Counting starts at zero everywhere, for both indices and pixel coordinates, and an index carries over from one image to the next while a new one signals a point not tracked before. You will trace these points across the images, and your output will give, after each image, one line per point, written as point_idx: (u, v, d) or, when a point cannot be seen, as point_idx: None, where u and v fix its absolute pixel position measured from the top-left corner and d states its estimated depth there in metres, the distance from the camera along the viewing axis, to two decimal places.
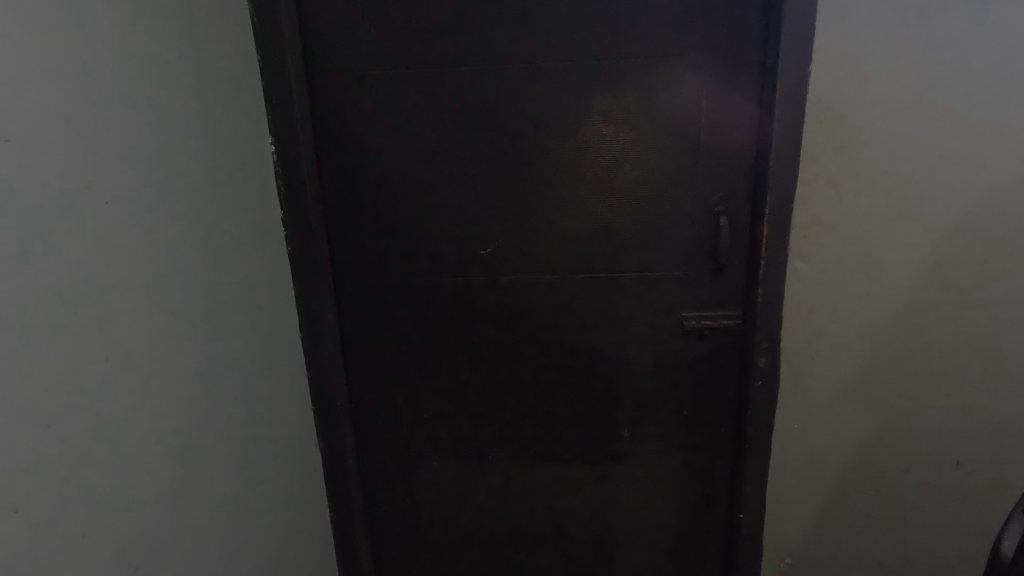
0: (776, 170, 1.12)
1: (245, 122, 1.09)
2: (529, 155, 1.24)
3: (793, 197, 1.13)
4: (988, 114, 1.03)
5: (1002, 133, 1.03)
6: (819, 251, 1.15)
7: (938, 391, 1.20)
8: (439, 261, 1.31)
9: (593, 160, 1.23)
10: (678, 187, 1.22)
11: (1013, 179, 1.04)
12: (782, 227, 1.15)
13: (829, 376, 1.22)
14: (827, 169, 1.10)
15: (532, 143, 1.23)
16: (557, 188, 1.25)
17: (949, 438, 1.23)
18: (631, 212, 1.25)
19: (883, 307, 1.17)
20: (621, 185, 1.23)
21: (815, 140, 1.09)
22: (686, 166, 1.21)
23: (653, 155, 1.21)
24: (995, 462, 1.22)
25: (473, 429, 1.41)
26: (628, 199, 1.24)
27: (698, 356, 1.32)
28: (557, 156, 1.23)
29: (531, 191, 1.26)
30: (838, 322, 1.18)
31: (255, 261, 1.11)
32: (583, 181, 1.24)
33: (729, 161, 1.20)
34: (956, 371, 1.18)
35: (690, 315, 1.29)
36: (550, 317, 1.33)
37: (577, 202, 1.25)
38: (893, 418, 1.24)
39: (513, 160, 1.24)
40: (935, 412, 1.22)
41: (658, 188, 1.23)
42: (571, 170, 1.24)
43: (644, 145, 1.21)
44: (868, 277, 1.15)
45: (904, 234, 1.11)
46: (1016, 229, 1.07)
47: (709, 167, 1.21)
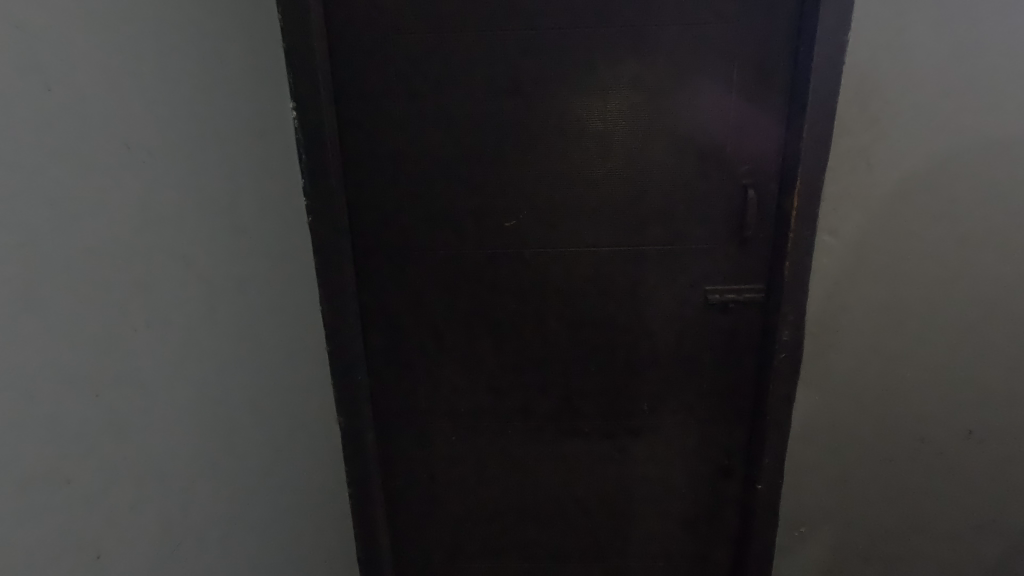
0: (808, 141, 1.12)
1: (268, 85, 1.05)
2: (557, 124, 1.21)
3: (824, 169, 1.13)
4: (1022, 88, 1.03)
5: None
6: (847, 225, 1.15)
7: (954, 365, 1.23)
8: (461, 233, 1.29)
9: (622, 130, 1.21)
10: (707, 159, 1.21)
11: None
12: (812, 199, 1.15)
13: (851, 349, 1.24)
14: (860, 140, 1.10)
15: (560, 112, 1.20)
16: (584, 159, 1.23)
17: (963, 409, 1.26)
18: (659, 183, 1.23)
19: (907, 281, 1.18)
20: (649, 156, 1.22)
21: (850, 111, 1.08)
22: (715, 138, 1.20)
23: (682, 126, 1.20)
24: (1005, 430, 1.26)
25: (492, 403, 1.41)
26: (655, 170, 1.23)
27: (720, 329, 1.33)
28: (585, 126, 1.21)
29: (557, 161, 1.24)
30: (863, 295, 1.19)
31: (278, 232, 1.08)
32: (610, 152, 1.22)
33: (759, 133, 1.19)
34: (974, 345, 1.21)
35: (714, 288, 1.29)
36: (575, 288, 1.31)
37: (603, 173, 1.24)
38: (909, 390, 1.26)
39: (540, 130, 1.22)
40: (951, 385, 1.25)
41: (686, 160, 1.22)
42: (599, 140, 1.22)
43: (673, 115, 1.19)
44: (895, 251, 1.16)
45: (933, 208, 1.12)
46: None
47: (739, 140, 1.20)
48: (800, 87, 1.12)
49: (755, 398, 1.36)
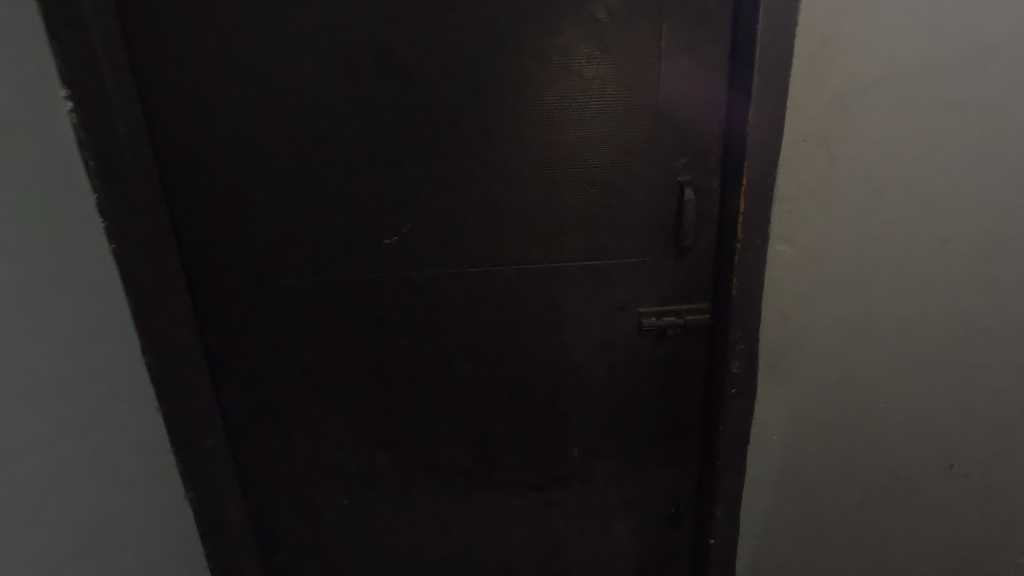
0: (755, 126, 0.87)
1: (9, 60, 0.73)
2: (439, 110, 0.94)
3: (776, 161, 0.88)
4: (1007, 54, 0.83)
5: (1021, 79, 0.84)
6: (806, 231, 0.92)
7: (933, 390, 1.03)
8: (330, 254, 1.01)
9: (524, 118, 0.94)
10: (635, 152, 0.96)
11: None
12: (763, 199, 0.90)
13: (813, 378, 1.02)
14: (820, 124, 0.86)
15: (442, 95, 0.93)
16: (476, 155, 0.96)
17: (945, 440, 1.06)
18: (573, 184, 0.98)
19: (876, 295, 0.96)
20: (558, 150, 0.96)
21: (807, 86, 0.84)
22: (641, 125, 0.95)
23: (601, 112, 0.94)
24: (993, 464, 1.06)
25: (390, 458, 1.15)
26: (568, 167, 0.97)
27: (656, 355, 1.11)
28: (477, 113, 0.94)
29: (443, 159, 0.96)
30: (826, 314, 0.97)
31: (43, 266, 0.76)
32: (508, 146, 0.96)
33: (694, 118, 0.94)
34: (953, 366, 1.01)
35: (649, 311, 1.05)
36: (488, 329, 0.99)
37: (503, 173, 0.97)
38: (880, 423, 1.06)
39: (418, 119, 0.94)
40: (930, 412, 1.05)
41: (609, 153, 0.96)
42: (495, 132, 0.95)
43: (591, 97, 0.94)
44: (862, 260, 0.94)
45: (904, 206, 0.91)
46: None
47: (672, 127, 0.95)
48: (743, 58, 0.87)
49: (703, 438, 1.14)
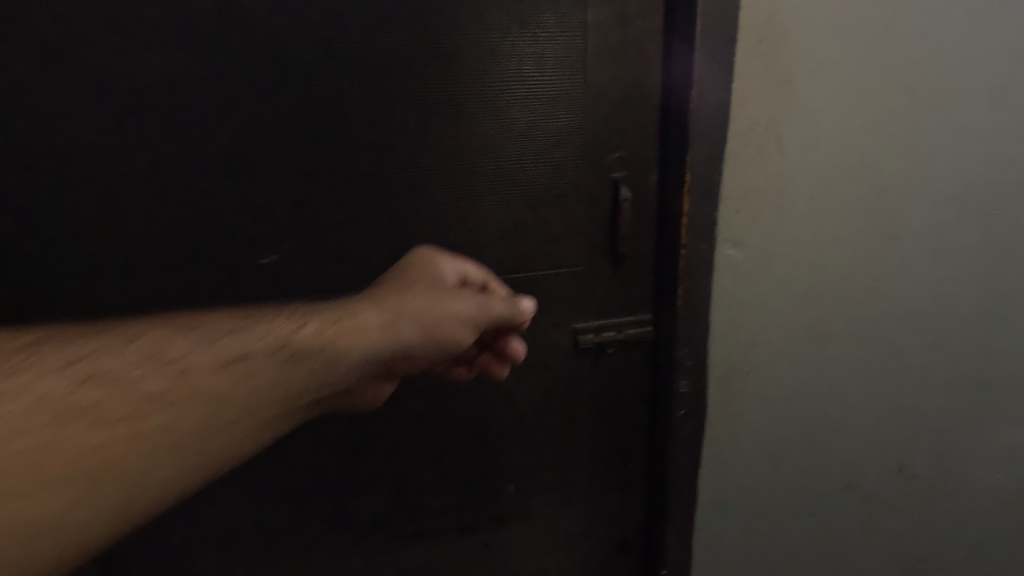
0: (699, 113, 0.74)
1: None
2: (318, 97, 0.74)
3: (723, 154, 0.76)
4: (955, 33, 0.76)
5: (971, 60, 0.77)
6: (755, 232, 0.81)
7: (882, 392, 0.97)
8: (178, 285, 0.78)
9: (428, 106, 0.77)
10: (563, 145, 0.82)
11: (977, 120, 0.80)
12: (710, 198, 0.78)
13: (765, 392, 0.93)
14: (770, 109, 0.75)
15: (320, 77, 0.73)
16: (372, 152, 0.77)
17: (893, 442, 1.01)
18: (491, 184, 0.82)
19: (828, 297, 0.88)
20: (471, 143, 0.80)
21: (755, 65, 0.72)
22: (567, 114, 0.80)
23: (519, 98, 0.79)
24: (938, 461, 1.03)
25: (290, 516, 0.96)
26: (484, 165, 0.81)
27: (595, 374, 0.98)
28: (367, 100, 0.75)
29: (328, 158, 0.76)
30: (777, 322, 0.88)
31: None
32: (410, 141, 0.78)
33: (628, 104, 0.81)
34: (901, 365, 0.96)
35: (587, 327, 0.91)
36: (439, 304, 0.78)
37: (406, 173, 0.79)
38: (832, 431, 0.99)
39: (290, 107, 0.73)
40: (879, 415, 0.99)
41: (533, 146, 0.81)
42: (392, 123, 0.77)
43: (508, 79, 0.78)
44: (814, 261, 0.85)
45: (856, 201, 0.83)
46: (976, 185, 0.84)
47: (603, 116, 0.81)
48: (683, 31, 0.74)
49: (649, 463, 1.02)
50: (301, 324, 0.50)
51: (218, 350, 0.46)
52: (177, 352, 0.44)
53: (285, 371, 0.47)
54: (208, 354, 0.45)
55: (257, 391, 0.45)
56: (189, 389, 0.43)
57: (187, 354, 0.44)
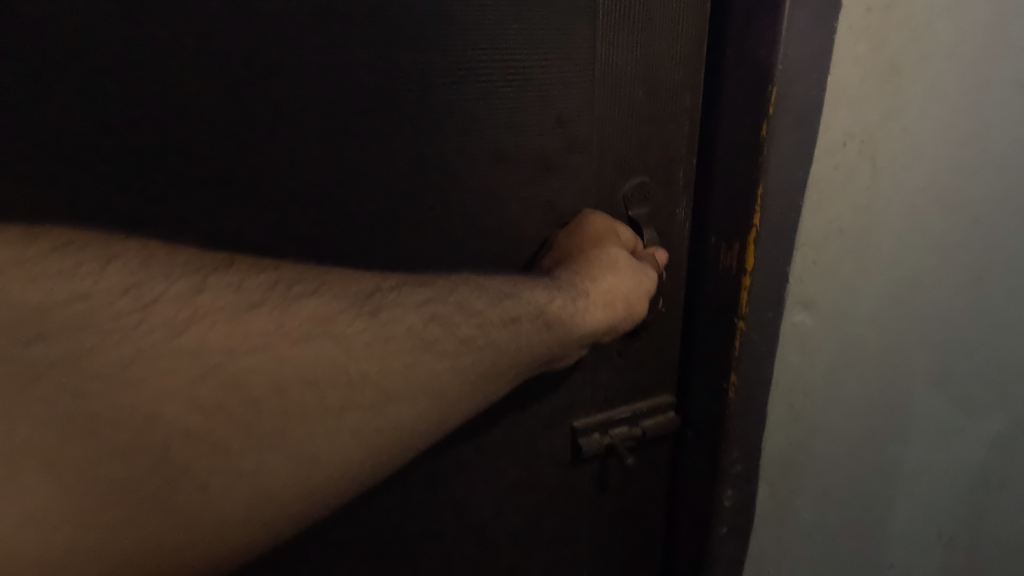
0: (782, 121, 0.47)
1: None
2: (110, 97, 0.39)
3: (806, 182, 0.50)
4: None
5: None
6: (830, 289, 0.57)
7: (951, 470, 0.75)
8: None
9: (333, 109, 0.43)
10: (560, 163, 0.51)
11: None
12: (785, 245, 0.52)
13: (823, 490, 0.69)
14: (869, 113, 0.50)
15: (114, 60, 0.38)
16: (235, 197, 0.43)
17: (954, 523, 0.79)
18: (450, 236, 0.50)
19: (904, 366, 0.66)
20: (414, 171, 0.47)
21: (858, 48, 0.47)
22: (569, 120, 0.50)
23: (496, 93, 0.47)
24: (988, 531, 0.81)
25: None
26: (439, 206, 0.49)
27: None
28: (213, 101, 0.41)
29: (150, 219, 0.42)
30: (844, 401, 0.65)
31: None
32: (304, 172, 0.44)
33: (656, 105, 0.52)
34: (975, 440, 0.75)
35: (590, 425, 0.62)
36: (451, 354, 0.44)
37: (297, 228, 0.45)
38: (893, 524, 0.75)
39: (72, 120, 0.38)
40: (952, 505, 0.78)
41: (514, 164, 0.50)
42: (267, 140, 0.43)
43: (472, 50, 0.45)
44: (893, 317, 0.62)
45: (951, 235, 0.60)
46: None
47: (621, 123, 0.52)
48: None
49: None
50: (564, 292, 0.50)
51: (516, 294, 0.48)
52: (472, 313, 0.46)
53: (550, 335, 0.49)
54: (498, 311, 0.47)
55: (531, 350, 0.48)
56: (484, 341, 0.46)
57: (509, 312, 0.47)
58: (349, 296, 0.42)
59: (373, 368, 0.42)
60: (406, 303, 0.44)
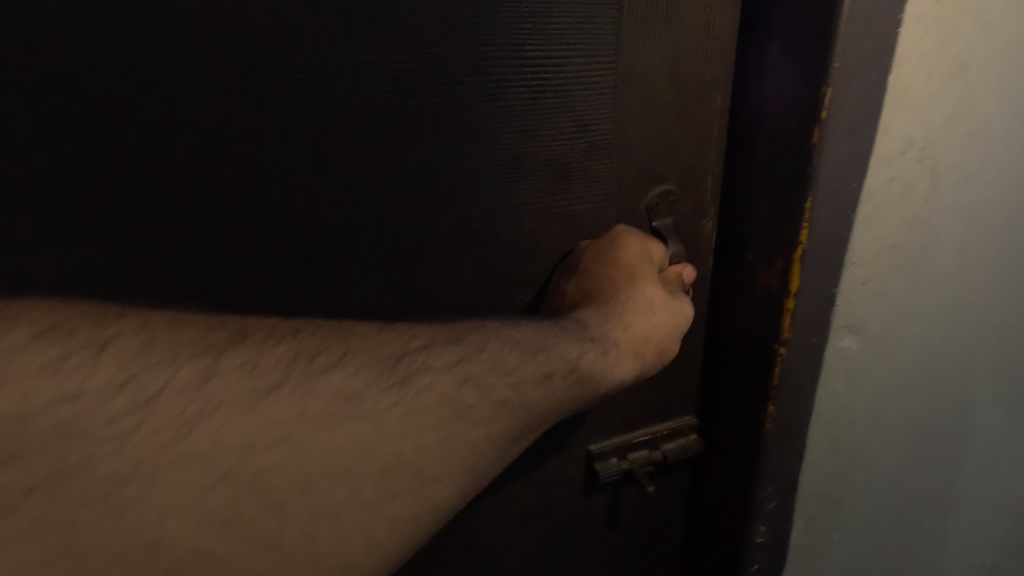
0: (837, 126, 0.42)
1: None
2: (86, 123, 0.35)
3: (859, 195, 0.45)
4: None
5: None
6: (880, 311, 0.52)
7: (1000, 506, 0.69)
8: None
9: (321, 116, 0.38)
10: (578, 173, 0.46)
11: None
12: (834, 263, 0.47)
13: (861, 525, 0.64)
14: (932, 115, 0.45)
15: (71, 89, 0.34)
16: (224, 230, 0.39)
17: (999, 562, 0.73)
18: (460, 250, 0.45)
19: (955, 393, 0.60)
20: (418, 181, 0.42)
21: (924, 43, 0.42)
22: (587, 123, 0.45)
23: (518, 95, 0.42)
24: None
25: None
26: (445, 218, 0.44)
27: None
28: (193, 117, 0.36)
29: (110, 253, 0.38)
30: (888, 431, 0.59)
31: None
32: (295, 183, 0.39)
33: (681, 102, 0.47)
34: None
35: (608, 449, 0.57)
36: (490, 403, 0.40)
37: (290, 248, 0.41)
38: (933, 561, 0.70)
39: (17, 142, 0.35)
40: (1004, 539, 0.71)
41: (529, 175, 0.45)
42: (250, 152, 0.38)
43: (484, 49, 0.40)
44: (946, 341, 0.56)
45: (1015, 253, 0.54)
46: None
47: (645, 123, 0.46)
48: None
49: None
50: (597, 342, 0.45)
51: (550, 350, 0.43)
52: (505, 382, 0.40)
53: (581, 393, 0.44)
54: (533, 367, 0.42)
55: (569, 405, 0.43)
56: (518, 403, 0.41)
57: (543, 371, 0.42)
58: (376, 365, 0.36)
59: (407, 446, 0.36)
60: (436, 368, 0.38)
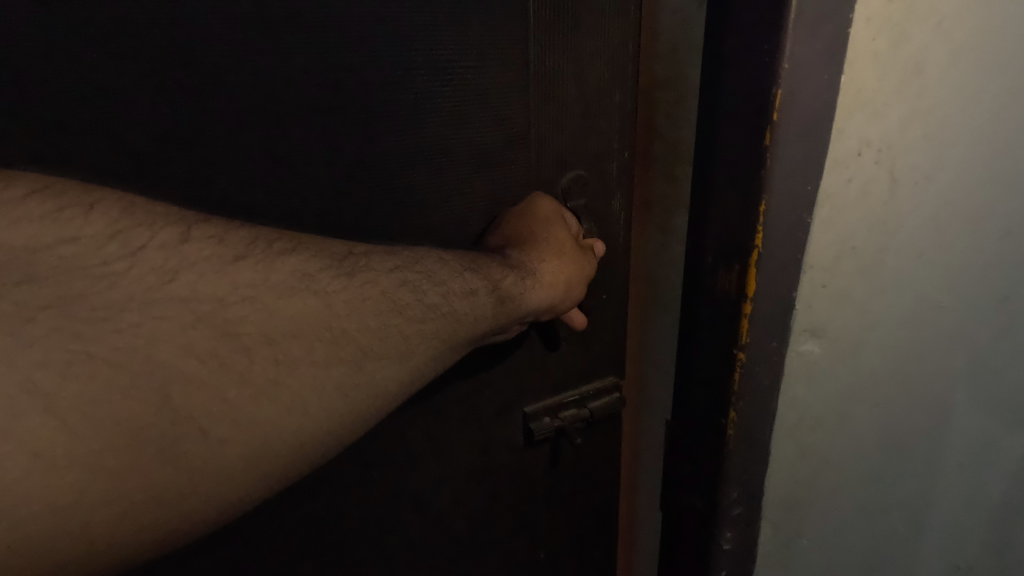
0: (789, 128, 0.41)
1: None
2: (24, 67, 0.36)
3: (815, 197, 0.44)
4: None
5: None
6: (842, 314, 0.51)
7: (976, 509, 0.68)
8: None
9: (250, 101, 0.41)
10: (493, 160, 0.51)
11: None
12: (791, 268, 0.46)
13: (833, 528, 0.63)
14: (889, 117, 0.44)
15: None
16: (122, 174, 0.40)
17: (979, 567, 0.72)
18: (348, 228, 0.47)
19: (925, 395, 0.59)
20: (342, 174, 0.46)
21: (878, 42, 0.41)
22: (511, 121, 0.51)
23: (425, 82, 0.46)
24: None
25: None
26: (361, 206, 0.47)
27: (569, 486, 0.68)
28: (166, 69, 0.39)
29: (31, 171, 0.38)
30: (856, 435, 0.58)
31: None
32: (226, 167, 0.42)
33: (592, 115, 0.53)
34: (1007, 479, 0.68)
35: (540, 409, 0.61)
36: None
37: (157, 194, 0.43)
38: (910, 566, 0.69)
39: None
40: (981, 543, 0.70)
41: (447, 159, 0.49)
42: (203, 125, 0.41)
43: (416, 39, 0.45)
44: (913, 344, 0.56)
45: (981, 254, 0.54)
46: None
47: (565, 128, 0.53)
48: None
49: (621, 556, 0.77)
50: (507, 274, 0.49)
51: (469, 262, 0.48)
52: (434, 280, 0.45)
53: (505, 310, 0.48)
54: (460, 282, 0.46)
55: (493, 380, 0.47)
56: None
57: (462, 285, 0.46)
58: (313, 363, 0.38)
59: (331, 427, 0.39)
60: (379, 269, 0.43)
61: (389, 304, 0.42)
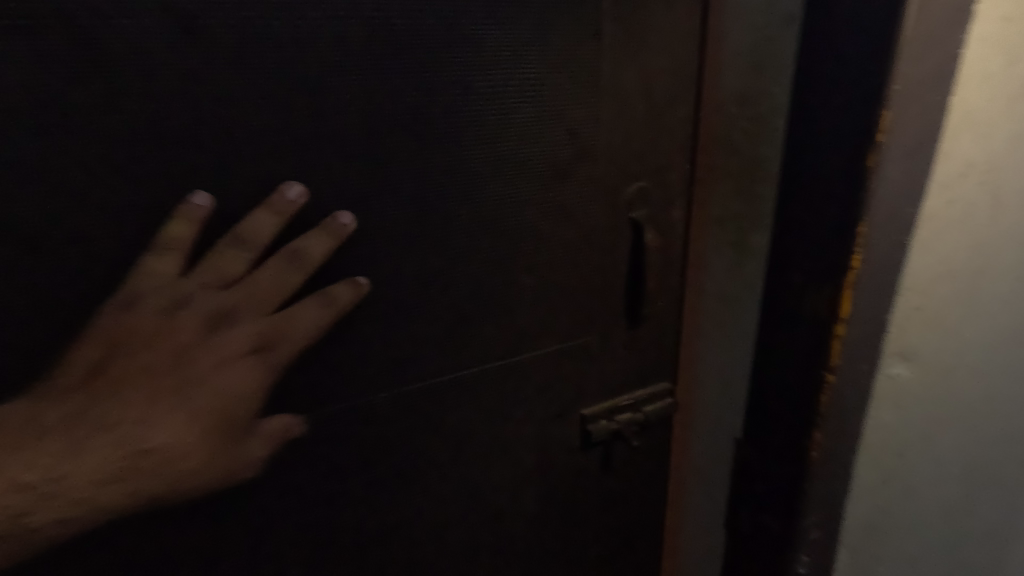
0: (893, 149, 0.41)
1: None
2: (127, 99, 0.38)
3: (916, 218, 0.44)
4: None
5: None
6: (935, 338, 0.50)
7: None
8: None
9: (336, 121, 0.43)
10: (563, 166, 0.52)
11: None
12: (886, 290, 0.45)
13: (911, 556, 0.61)
14: (997, 136, 0.43)
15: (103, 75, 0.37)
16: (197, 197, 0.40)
17: None
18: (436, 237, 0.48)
19: (1013, 423, 0.57)
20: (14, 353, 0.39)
21: (991, 65, 0.41)
22: (581, 132, 0.52)
23: (498, 90, 0.47)
24: None
25: None
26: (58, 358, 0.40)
27: (621, 492, 0.67)
28: (152, 176, 0.39)
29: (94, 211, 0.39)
30: (941, 462, 0.56)
31: None
32: (4, 365, 0.39)
33: (657, 121, 0.55)
34: None
35: (598, 411, 0.61)
36: None
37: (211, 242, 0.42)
38: None
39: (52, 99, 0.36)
40: None
41: (517, 166, 0.50)
42: (283, 140, 0.42)
43: (489, 47, 0.46)
44: (1006, 370, 0.54)
45: None
46: None
47: (628, 139, 0.54)
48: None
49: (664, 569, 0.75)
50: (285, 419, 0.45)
51: (242, 359, 0.42)
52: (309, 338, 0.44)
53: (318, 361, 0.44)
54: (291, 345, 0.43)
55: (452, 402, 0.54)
56: None
57: (252, 445, 0.43)
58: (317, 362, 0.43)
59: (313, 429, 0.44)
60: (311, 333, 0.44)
61: (134, 461, 0.37)
